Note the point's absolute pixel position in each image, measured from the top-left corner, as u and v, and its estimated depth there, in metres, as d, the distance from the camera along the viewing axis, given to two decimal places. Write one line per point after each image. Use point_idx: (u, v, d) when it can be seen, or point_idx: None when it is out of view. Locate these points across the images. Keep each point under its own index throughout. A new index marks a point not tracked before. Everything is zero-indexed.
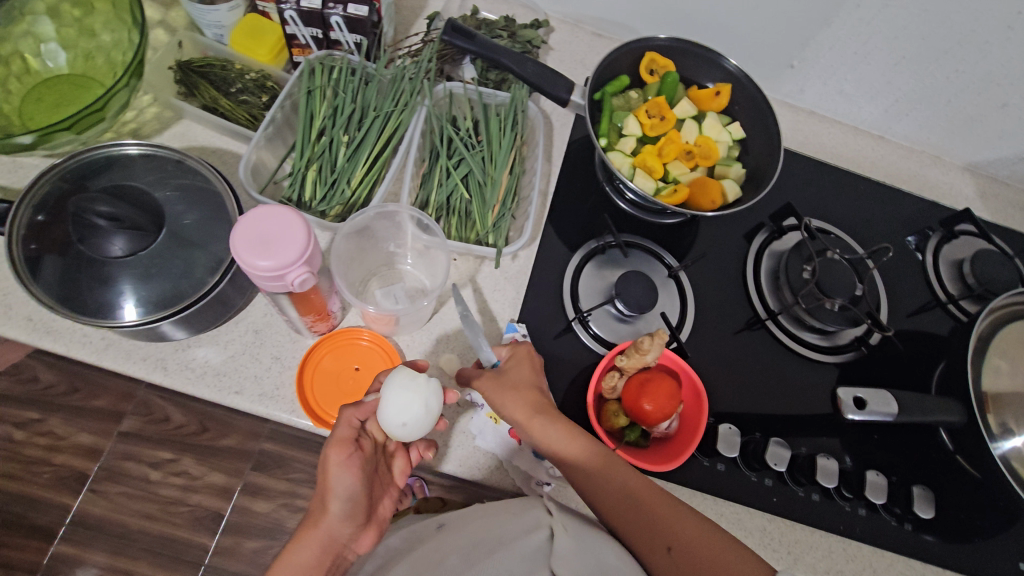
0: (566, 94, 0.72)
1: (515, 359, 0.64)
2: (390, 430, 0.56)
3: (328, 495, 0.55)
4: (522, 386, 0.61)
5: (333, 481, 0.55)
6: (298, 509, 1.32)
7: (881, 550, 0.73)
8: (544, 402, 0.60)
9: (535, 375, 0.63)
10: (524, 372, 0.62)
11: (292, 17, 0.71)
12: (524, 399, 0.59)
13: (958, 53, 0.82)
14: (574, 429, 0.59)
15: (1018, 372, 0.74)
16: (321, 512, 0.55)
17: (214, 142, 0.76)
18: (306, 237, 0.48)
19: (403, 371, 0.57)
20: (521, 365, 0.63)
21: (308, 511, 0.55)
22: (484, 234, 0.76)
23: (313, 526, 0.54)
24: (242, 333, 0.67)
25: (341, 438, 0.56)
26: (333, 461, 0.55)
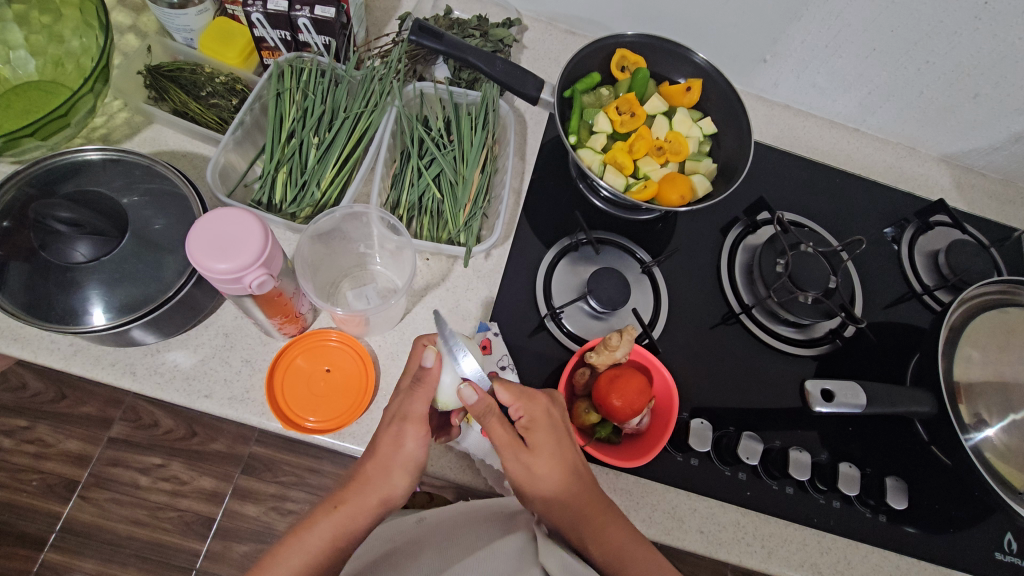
0: (535, 91, 0.73)
1: (533, 422, 0.59)
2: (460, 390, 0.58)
3: (394, 466, 0.57)
4: (553, 448, 0.59)
5: (407, 456, 0.57)
6: (288, 511, 1.32)
7: (855, 542, 0.73)
8: (573, 481, 0.59)
9: (556, 442, 0.59)
10: (547, 434, 0.59)
11: (259, 20, 0.71)
12: (551, 478, 0.58)
13: (928, 44, 0.82)
14: (600, 509, 0.59)
15: (991, 362, 0.74)
16: (383, 481, 0.57)
17: (186, 147, 0.76)
18: (264, 238, 0.49)
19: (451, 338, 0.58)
20: (542, 429, 0.59)
21: (365, 473, 0.57)
22: (455, 233, 0.76)
23: (372, 495, 0.56)
24: (212, 337, 0.68)
25: (418, 417, 0.57)
26: (411, 435, 0.57)
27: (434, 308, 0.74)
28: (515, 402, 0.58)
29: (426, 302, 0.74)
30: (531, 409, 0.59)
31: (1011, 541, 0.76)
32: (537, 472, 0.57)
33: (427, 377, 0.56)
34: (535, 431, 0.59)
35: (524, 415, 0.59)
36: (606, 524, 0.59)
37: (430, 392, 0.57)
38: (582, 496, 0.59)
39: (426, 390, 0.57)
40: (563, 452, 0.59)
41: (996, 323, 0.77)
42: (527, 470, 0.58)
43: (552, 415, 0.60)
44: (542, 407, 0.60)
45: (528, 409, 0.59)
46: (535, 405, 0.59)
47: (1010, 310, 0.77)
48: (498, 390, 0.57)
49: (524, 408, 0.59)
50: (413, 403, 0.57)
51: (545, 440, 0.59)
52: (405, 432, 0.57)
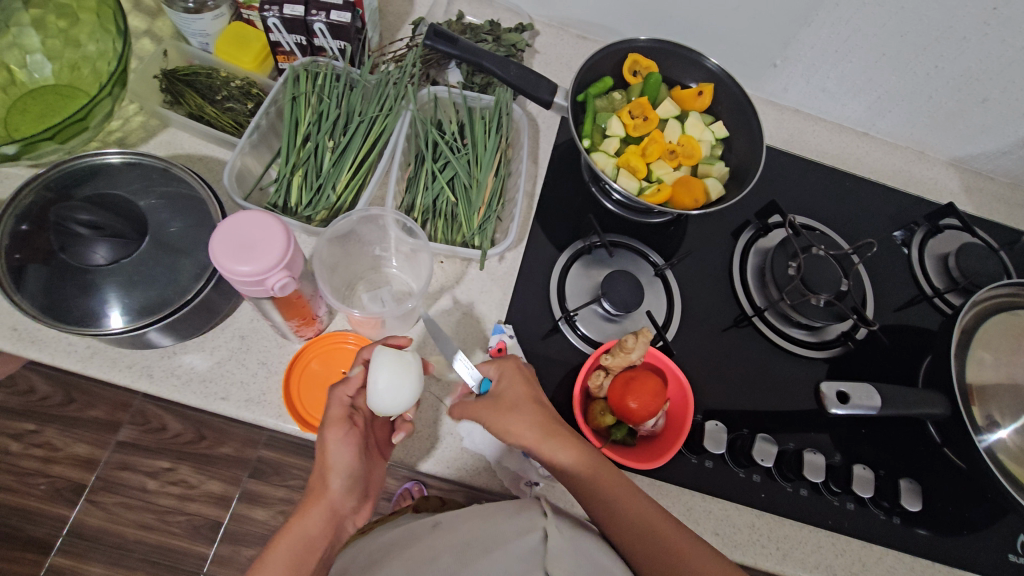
0: (548, 96, 0.74)
1: (506, 377, 0.64)
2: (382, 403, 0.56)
3: (327, 471, 0.56)
4: (529, 395, 0.62)
5: (334, 460, 0.56)
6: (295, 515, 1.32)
7: (870, 544, 0.73)
8: (550, 424, 0.61)
9: (530, 389, 0.63)
10: (522, 385, 0.63)
11: (275, 24, 0.71)
12: (529, 422, 0.60)
13: (937, 49, 0.83)
14: (584, 449, 0.61)
15: (1003, 364, 0.75)
16: (322, 488, 0.57)
17: (202, 151, 0.76)
18: (286, 241, 0.50)
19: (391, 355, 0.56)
20: (513, 379, 0.63)
21: (310, 484, 0.57)
22: (469, 236, 0.76)
23: (315, 503, 0.56)
24: (228, 339, 0.68)
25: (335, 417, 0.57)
26: (332, 439, 0.56)
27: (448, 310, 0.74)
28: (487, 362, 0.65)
29: (440, 304, 0.74)
30: (503, 366, 0.64)
31: None
32: (509, 417, 0.60)
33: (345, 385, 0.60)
34: (509, 384, 0.63)
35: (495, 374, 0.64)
36: (598, 464, 0.60)
37: (347, 392, 0.58)
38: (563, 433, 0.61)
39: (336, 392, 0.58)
40: (533, 397, 0.62)
41: (1008, 326, 0.77)
42: (507, 416, 0.60)
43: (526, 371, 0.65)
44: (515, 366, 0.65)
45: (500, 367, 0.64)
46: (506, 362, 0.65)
47: (1019, 312, 0.78)
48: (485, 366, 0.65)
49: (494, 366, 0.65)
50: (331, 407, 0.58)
51: (518, 390, 0.62)
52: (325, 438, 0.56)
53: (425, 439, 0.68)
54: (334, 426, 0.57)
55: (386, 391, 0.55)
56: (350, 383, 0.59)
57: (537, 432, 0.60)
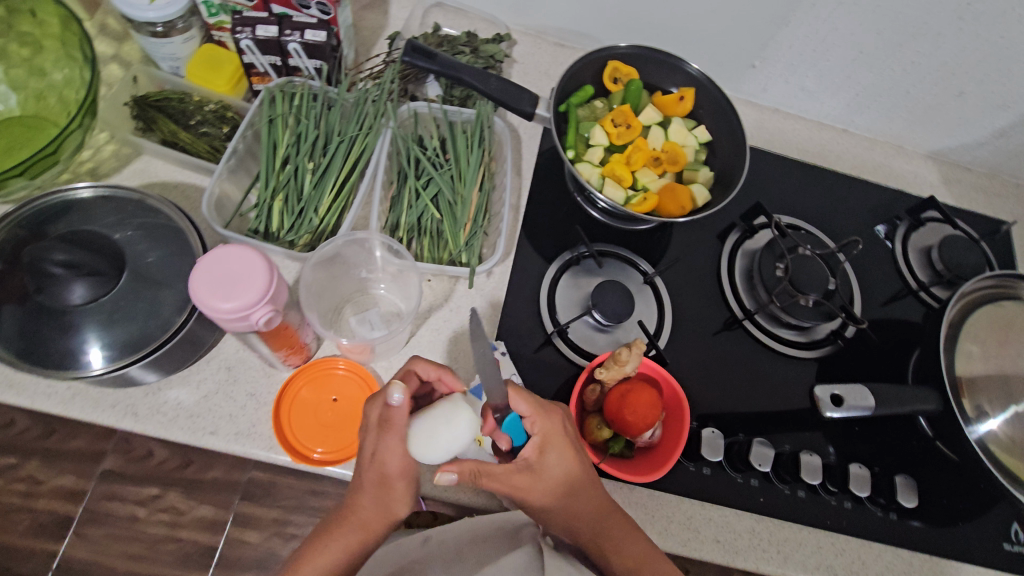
0: (531, 107, 0.73)
1: (547, 440, 0.59)
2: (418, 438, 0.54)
3: (397, 497, 0.57)
4: (567, 464, 0.59)
5: (398, 496, 0.57)
6: (291, 536, 1.30)
7: (868, 542, 0.74)
8: (584, 492, 0.60)
9: (569, 455, 0.59)
10: (564, 449, 0.59)
11: (248, 47, 0.69)
12: (563, 495, 0.59)
13: (913, 46, 0.83)
14: (612, 516, 0.61)
15: (991, 356, 0.76)
16: (388, 504, 0.57)
17: (177, 177, 0.74)
18: (270, 275, 0.49)
19: (446, 435, 0.53)
20: (554, 446, 0.59)
21: (368, 500, 0.57)
22: (456, 253, 0.75)
23: (375, 528, 0.58)
24: (214, 371, 0.66)
25: (397, 461, 0.55)
26: (404, 479, 0.56)
27: (438, 330, 0.73)
28: (534, 414, 0.58)
29: (430, 324, 0.73)
30: (546, 425, 0.59)
31: (1018, 531, 0.77)
32: (543, 491, 0.58)
33: (394, 416, 0.54)
34: (551, 448, 0.59)
35: (538, 432, 0.59)
36: (616, 535, 0.61)
37: (396, 429, 0.54)
38: (591, 504, 0.60)
39: (398, 427, 0.54)
40: (568, 466, 0.59)
41: (994, 318, 0.78)
42: (540, 489, 0.58)
43: (569, 433, 0.61)
44: (559, 426, 0.60)
45: (544, 425, 0.59)
46: (551, 421, 0.59)
47: (1004, 303, 0.79)
48: (515, 400, 0.58)
49: (540, 421, 0.59)
50: (394, 452, 0.55)
51: (558, 459, 0.59)
52: (393, 480, 0.56)
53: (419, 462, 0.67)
54: (394, 465, 0.55)
55: (433, 449, 0.53)
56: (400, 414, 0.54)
57: (568, 505, 0.59)
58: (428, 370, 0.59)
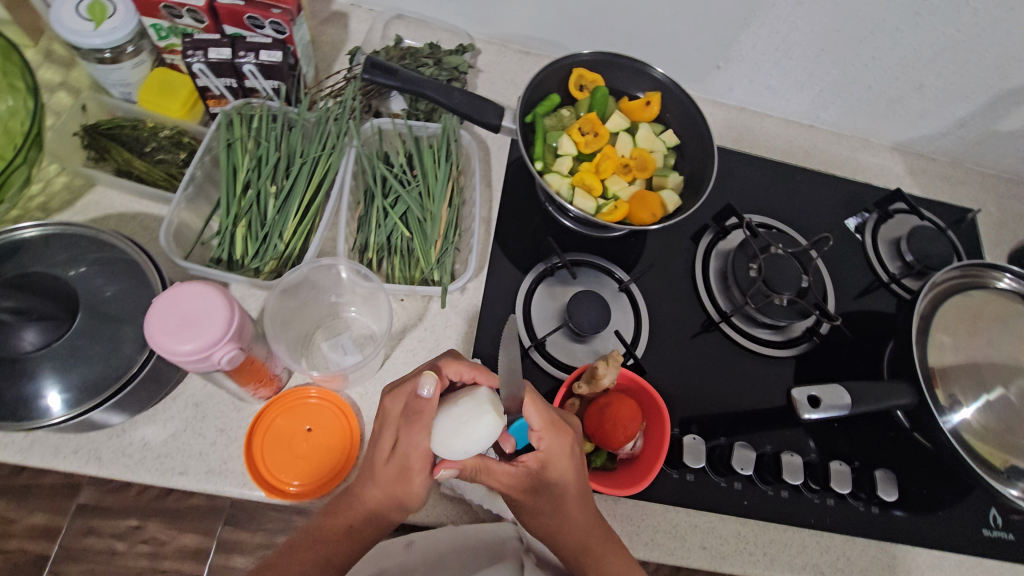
0: (496, 119, 0.72)
1: (550, 459, 0.58)
2: (443, 428, 0.54)
3: (410, 489, 0.56)
4: (563, 482, 0.59)
5: (415, 488, 0.56)
6: None
7: (853, 537, 0.74)
8: (571, 509, 0.60)
9: (566, 474, 0.59)
10: (565, 468, 0.59)
11: (201, 70, 0.67)
12: (551, 507, 0.59)
13: (873, 41, 0.84)
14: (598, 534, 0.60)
15: (962, 346, 0.77)
16: (402, 496, 0.56)
17: (134, 208, 0.71)
18: (230, 312, 0.47)
19: (472, 424, 0.53)
20: (555, 465, 0.58)
21: (382, 490, 0.56)
22: (428, 271, 0.73)
23: (382, 519, 0.56)
24: (181, 409, 0.64)
25: (419, 454, 0.55)
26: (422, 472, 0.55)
27: (413, 351, 0.72)
28: (543, 430, 0.57)
29: (405, 344, 0.72)
30: (552, 445, 0.58)
31: (996, 516, 0.78)
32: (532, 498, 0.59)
33: (423, 407, 0.54)
34: (551, 466, 0.58)
35: (543, 450, 0.58)
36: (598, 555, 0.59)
37: (421, 421, 0.54)
38: (581, 524, 0.59)
39: (425, 421, 0.54)
40: (561, 485, 0.59)
41: (964, 308, 0.79)
42: (528, 495, 0.59)
43: (575, 453, 0.59)
44: (565, 447, 0.59)
45: (551, 445, 0.58)
46: (559, 442, 0.58)
47: (971, 293, 0.80)
48: (528, 409, 0.57)
49: (546, 440, 0.58)
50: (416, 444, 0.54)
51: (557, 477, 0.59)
52: (412, 472, 0.55)
53: None
54: (416, 455, 0.55)
55: (455, 439, 0.53)
56: (429, 404, 0.54)
57: (551, 518, 0.60)
58: (462, 371, 0.59)
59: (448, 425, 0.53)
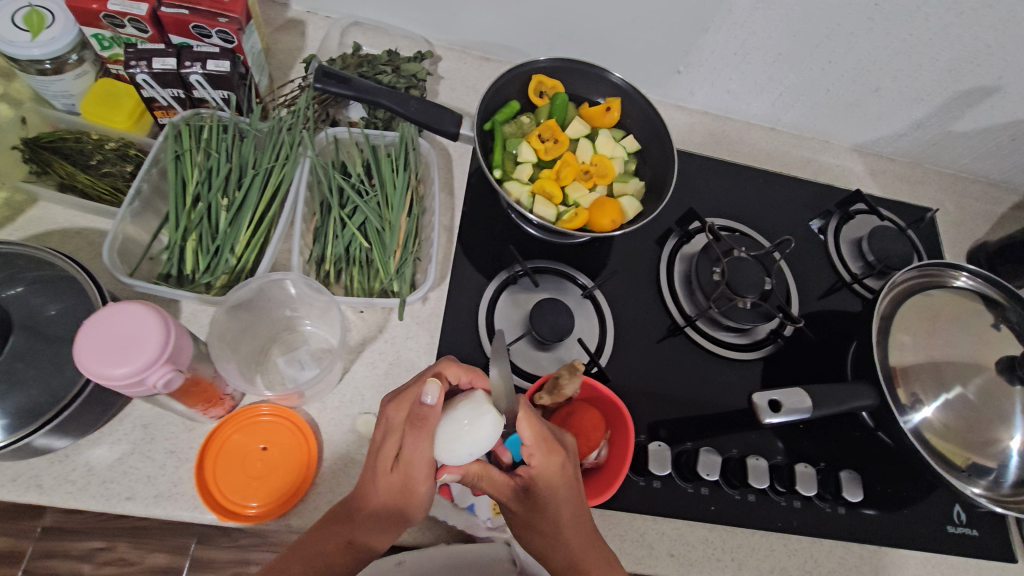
0: (454, 127, 0.72)
1: (542, 476, 0.57)
2: (450, 434, 0.54)
3: (413, 503, 0.56)
4: (557, 502, 0.57)
5: (418, 499, 0.56)
6: None
7: (820, 539, 0.74)
8: (567, 528, 0.58)
9: (560, 491, 0.57)
10: (557, 488, 0.57)
11: (145, 81, 0.65)
12: (547, 526, 0.57)
13: (829, 45, 0.85)
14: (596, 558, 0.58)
15: (921, 345, 0.77)
16: (404, 510, 0.56)
17: (78, 223, 0.69)
18: (166, 332, 0.45)
19: (475, 430, 0.54)
20: (545, 483, 0.57)
21: (382, 504, 0.56)
22: (388, 282, 0.72)
23: (383, 531, 0.57)
24: (129, 430, 0.62)
25: (422, 463, 0.54)
26: (424, 482, 0.55)
27: (373, 363, 0.70)
28: (534, 446, 0.56)
29: (365, 358, 0.70)
30: (543, 462, 0.56)
31: (960, 512, 0.79)
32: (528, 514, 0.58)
33: (427, 416, 0.53)
34: (543, 483, 0.57)
35: (534, 466, 0.56)
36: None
37: (426, 431, 0.54)
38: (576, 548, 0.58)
39: (429, 429, 0.53)
40: (556, 504, 0.57)
41: (923, 307, 0.80)
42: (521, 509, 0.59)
43: (568, 473, 0.58)
44: (556, 464, 0.57)
45: (541, 461, 0.56)
46: (550, 459, 0.57)
47: (932, 292, 0.81)
48: (521, 425, 0.56)
49: (537, 457, 0.56)
50: (419, 454, 0.54)
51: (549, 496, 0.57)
52: (415, 483, 0.55)
53: None
54: (419, 461, 0.54)
55: (459, 445, 0.54)
56: (433, 413, 0.53)
57: (547, 537, 0.58)
58: (460, 374, 0.59)
59: (452, 430, 0.54)
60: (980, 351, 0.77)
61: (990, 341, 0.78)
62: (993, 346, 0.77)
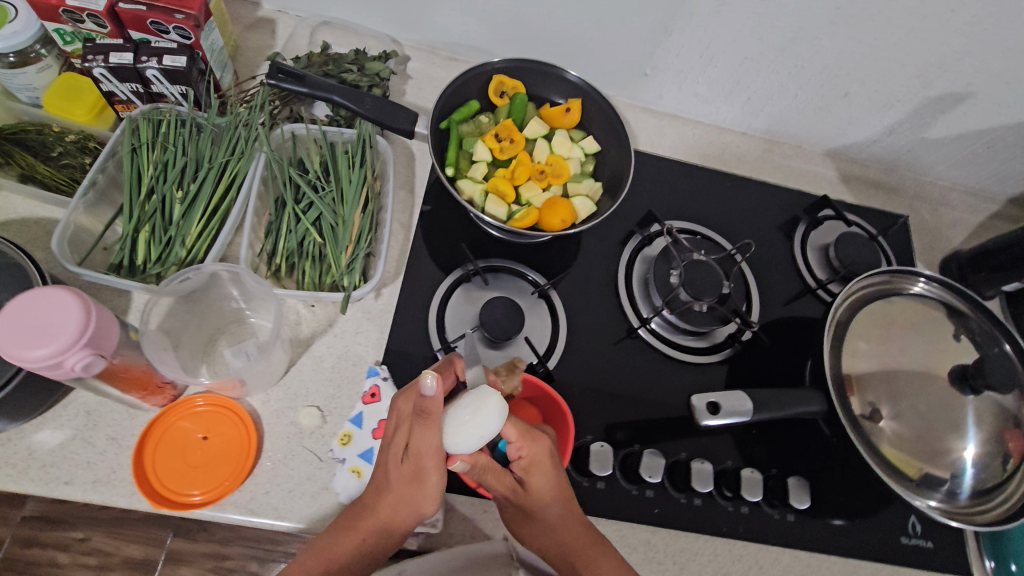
0: (408, 124, 0.73)
1: (535, 463, 0.60)
2: (457, 423, 0.56)
3: (422, 499, 0.57)
4: (551, 489, 0.60)
5: (429, 491, 0.57)
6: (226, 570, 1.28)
7: (765, 546, 0.74)
8: (564, 511, 0.61)
9: (555, 477, 0.61)
10: (547, 474, 0.60)
11: (103, 75, 0.67)
12: (548, 512, 0.61)
13: (794, 50, 0.84)
14: (595, 546, 0.62)
15: (875, 353, 0.76)
16: (412, 510, 0.57)
17: (37, 213, 0.71)
18: (85, 316, 0.47)
19: (479, 416, 0.56)
20: (537, 469, 0.60)
21: (395, 502, 0.57)
22: (338, 277, 0.73)
23: (395, 529, 0.58)
24: (72, 417, 0.63)
25: (430, 453, 0.56)
26: (431, 473, 0.57)
27: (321, 357, 0.72)
28: (520, 439, 0.59)
29: (313, 352, 0.72)
30: (534, 449, 0.59)
31: (915, 524, 0.78)
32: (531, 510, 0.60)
33: (431, 406, 0.55)
34: (536, 470, 0.60)
35: (525, 455, 0.59)
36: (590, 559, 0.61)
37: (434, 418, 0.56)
38: (572, 533, 0.61)
39: (434, 417, 0.56)
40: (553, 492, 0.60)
41: (881, 314, 0.79)
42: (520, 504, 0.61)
43: (555, 457, 0.61)
44: (545, 448, 0.60)
45: (531, 449, 0.59)
46: (538, 445, 0.60)
47: (892, 300, 0.80)
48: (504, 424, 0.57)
49: (525, 446, 0.59)
50: (426, 442, 0.56)
51: (543, 483, 0.60)
52: (426, 475, 0.57)
53: (297, 495, 0.64)
54: (427, 451, 0.56)
55: (466, 432, 0.55)
56: (433, 402, 0.55)
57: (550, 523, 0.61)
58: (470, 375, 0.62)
59: (458, 419, 0.56)
60: (934, 360, 0.76)
61: (945, 350, 0.77)
62: (948, 355, 0.77)
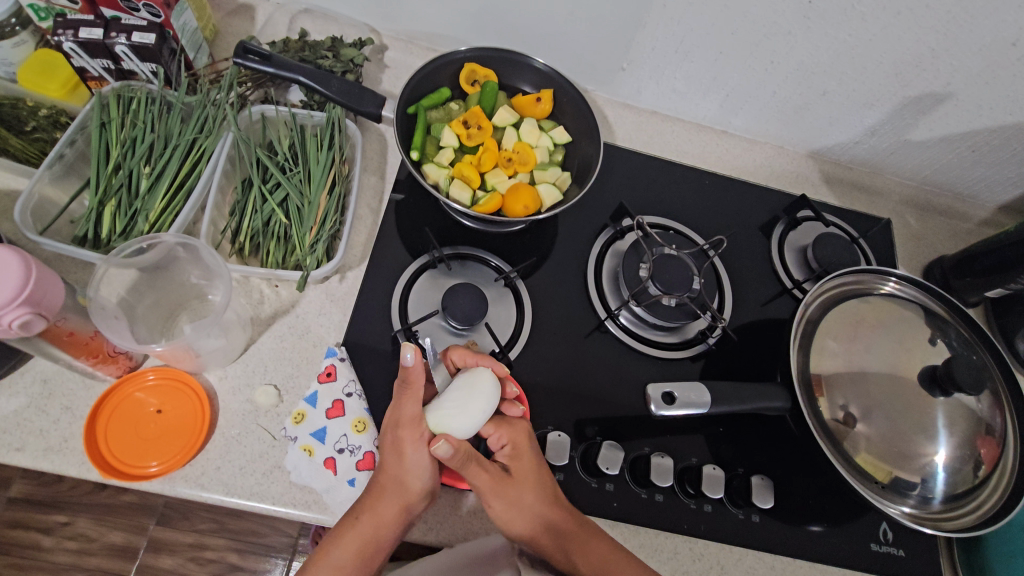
0: (374, 108, 0.73)
1: (517, 445, 0.64)
2: (452, 406, 0.62)
3: (407, 476, 0.59)
4: (535, 471, 0.64)
5: (410, 467, 0.59)
6: (207, 561, 1.28)
7: (728, 545, 0.72)
8: (552, 494, 0.63)
9: (536, 460, 0.65)
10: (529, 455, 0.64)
11: (73, 50, 0.68)
12: (537, 494, 0.62)
13: (769, 45, 0.84)
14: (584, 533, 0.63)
15: (843, 352, 0.75)
16: (401, 487, 0.59)
17: (11, 185, 0.72)
18: (25, 278, 0.47)
19: (472, 400, 0.62)
20: (520, 450, 0.64)
21: (385, 481, 0.60)
22: (302, 256, 0.72)
23: (388, 511, 0.59)
24: (29, 384, 0.63)
25: (409, 420, 0.60)
26: (408, 442, 0.60)
27: (282, 337, 0.71)
28: (494, 428, 0.65)
29: (273, 331, 0.71)
30: (512, 433, 0.65)
31: (886, 531, 0.76)
32: (522, 494, 0.62)
33: (411, 375, 0.61)
34: (520, 451, 0.64)
35: (507, 437, 0.65)
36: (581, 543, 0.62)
37: (416, 386, 0.61)
38: (562, 516, 0.62)
39: (413, 386, 0.61)
40: (536, 474, 0.64)
41: (853, 313, 0.77)
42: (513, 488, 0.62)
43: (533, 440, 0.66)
44: (524, 431, 0.66)
45: (509, 435, 0.65)
46: (515, 429, 0.65)
47: (868, 299, 0.78)
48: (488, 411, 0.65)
49: (505, 435, 0.65)
50: (405, 408, 0.61)
51: (528, 465, 0.64)
52: (404, 446, 0.60)
53: (249, 473, 0.64)
54: (420, 428, 0.60)
55: (458, 412, 0.62)
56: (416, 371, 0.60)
57: (542, 506, 0.62)
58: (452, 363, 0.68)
59: (453, 404, 0.62)
60: (902, 361, 0.74)
61: (913, 351, 0.75)
62: (918, 356, 0.75)
